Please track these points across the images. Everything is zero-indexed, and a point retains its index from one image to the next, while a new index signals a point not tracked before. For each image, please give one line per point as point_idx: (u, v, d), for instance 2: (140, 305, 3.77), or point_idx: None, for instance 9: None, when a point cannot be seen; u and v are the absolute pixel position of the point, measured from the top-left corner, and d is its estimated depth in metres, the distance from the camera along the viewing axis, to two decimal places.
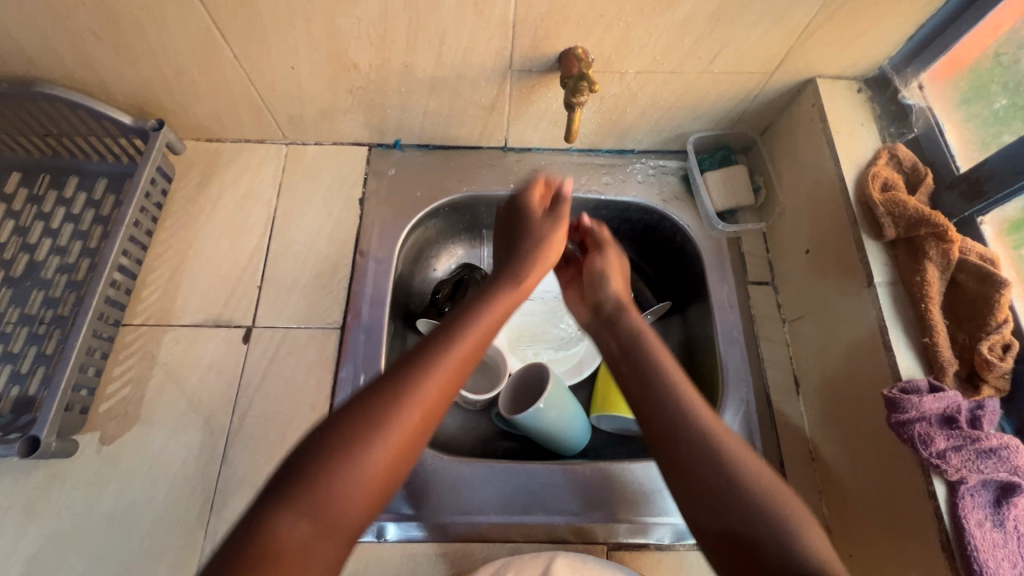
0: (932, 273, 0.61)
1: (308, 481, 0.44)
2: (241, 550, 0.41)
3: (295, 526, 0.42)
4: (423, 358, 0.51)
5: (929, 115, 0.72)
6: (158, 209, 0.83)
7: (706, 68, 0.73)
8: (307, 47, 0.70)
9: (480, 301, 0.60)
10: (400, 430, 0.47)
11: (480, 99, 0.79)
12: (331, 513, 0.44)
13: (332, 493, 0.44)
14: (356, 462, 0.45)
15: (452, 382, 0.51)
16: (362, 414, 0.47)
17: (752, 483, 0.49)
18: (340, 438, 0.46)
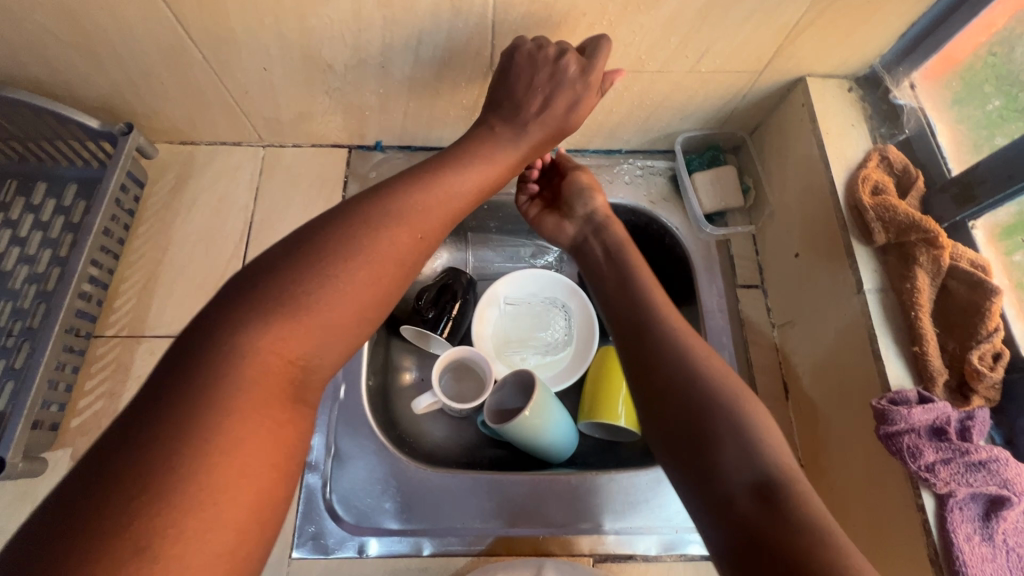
0: (922, 280, 0.60)
1: (287, 310, 0.46)
2: (208, 351, 0.43)
3: (277, 348, 0.45)
4: (398, 197, 0.54)
5: (920, 115, 0.70)
6: (130, 215, 0.80)
7: (694, 67, 0.71)
8: (279, 48, 0.67)
9: (454, 162, 0.62)
10: (374, 270, 0.50)
11: (462, 100, 0.77)
12: (305, 327, 0.46)
13: (307, 308, 0.46)
14: (332, 278, 0.48)
15: (428, 226, 0.55)
16: (338, 249, 0.49)
17: (723, 400, 0.53)
18: (318, 268, 0.47)
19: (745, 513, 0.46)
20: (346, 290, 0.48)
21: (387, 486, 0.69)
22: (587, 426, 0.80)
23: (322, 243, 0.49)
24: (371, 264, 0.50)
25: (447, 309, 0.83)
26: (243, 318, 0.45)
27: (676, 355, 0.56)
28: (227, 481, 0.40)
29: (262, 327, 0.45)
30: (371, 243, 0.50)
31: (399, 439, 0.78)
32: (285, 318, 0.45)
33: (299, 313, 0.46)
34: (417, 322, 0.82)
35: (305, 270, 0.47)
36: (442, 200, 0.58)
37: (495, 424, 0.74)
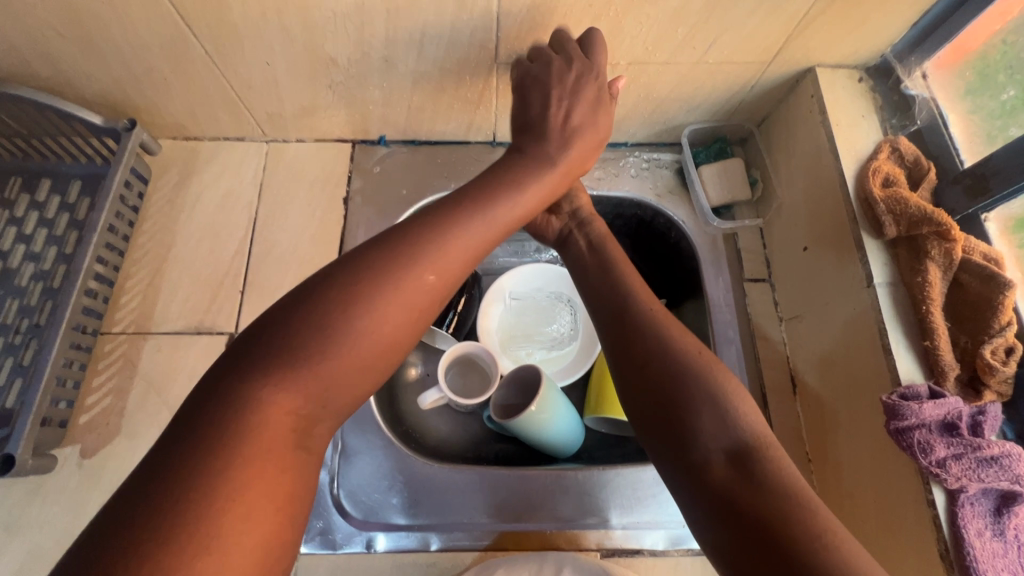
0: (934, 273, 0.59)
1: (298, 359, 0.44)
2: (219, 410, 0.41)
3: (289, 404, 0.43)
4: (417, 237, 0.51)
5: (932, 106, 0.69)
6: (135, 212, 0.80)
7: (701, 58, 0.70)
8: (282, 42, 0.67)
9: (483, 193, 0.57)
10: (391, 317, 0.47)
11: (466, 93, 0.76)
12: (323, 385, 0.44)
13: (324, 367, 0.44)
14: (347, 336, 0.45)
15: (452, 266, 0.51)
16: (355, 294, 0.46)
17: (696, 368, 0.51)
18: (331, 317, 0.45)
19: (723, 481, 0.45)
20: (360, 339, 0.45)
21: (394, 481, 0.69)
22: (594, 420, 0.80)
23: (340, 287, 0.46)
24: (389, 310, 0.47)
25: (452, 304, 0.83)
26: (256, 369, 0.43)
27: (654, 329, 0.55)
28: (230, 538, 0.37)
29: (274, 379, 0.43)
30: (390, 288, 0.47)
31: (405, 434, 0.78)
32: (296, 367, 0.43)
33: (313, 362, 0.44)
34: None
35: (317, 326, 0.44)
36: (470, 233, 0.53)
37: (501, 420, 0.74)
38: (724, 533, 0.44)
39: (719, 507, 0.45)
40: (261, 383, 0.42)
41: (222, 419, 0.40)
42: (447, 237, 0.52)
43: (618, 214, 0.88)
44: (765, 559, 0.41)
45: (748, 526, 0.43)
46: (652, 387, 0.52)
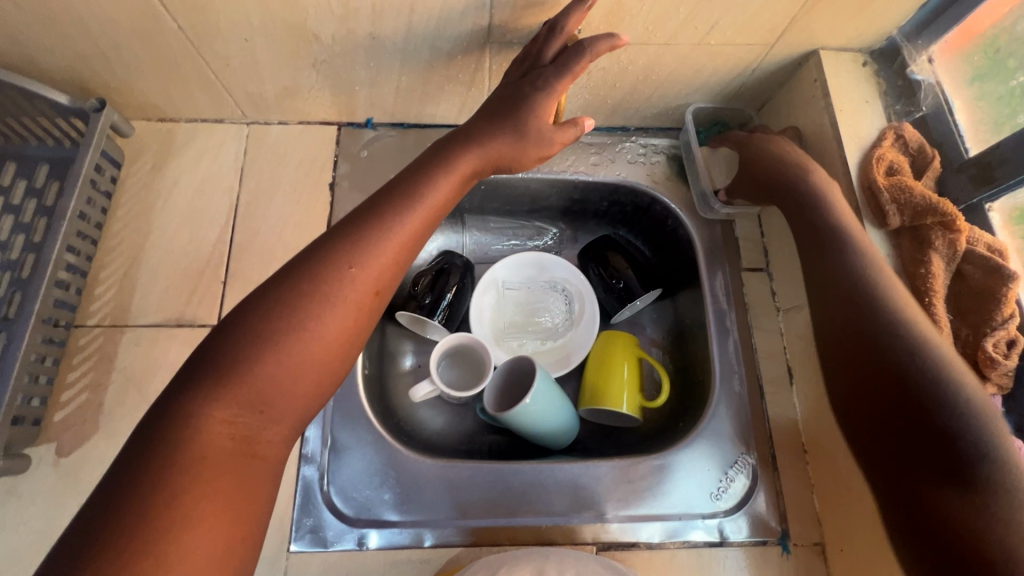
0: (938, 265, 0.58)
1: (233, 371, 0.42)
2: (164, 430, 0.40)
3: (229, 414, 0.41)
4: (351, 237, 0.49)
5: (938, 92, 0.67)
6: (107, 198, 0.76)
7: (703, 39, 0.67)
8: (262, 18, 0.63)
9: (419, 184, 0.55)
10: (329, 321, 0.46)
11: (457, 74, 0.73)
12: (266, 394, 0.43)
13: (264, 375, 0.43)
14: (285, 342, 0.44)
15: (391, 265, 0.50)
16: (290, 300, 0.45)
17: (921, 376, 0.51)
18: (265, 326, 0.44)
19: (937, 499, 0.47)
20: (297, 346, 0.44)
21: (386, 477, 0.68)
22: (589, 412, 0.79)
23: (273, 295, 0.46)
24: (326, 313, 0.46)
25: (444, 293, 0.80)
26: (188, 386, 0.42)
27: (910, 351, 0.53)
28: (184, 550, 0.36)
29: (210, 393, 0.41)
30: (324, 290, 0.46)
31: (397, 428, 0.77)
32: (231, 379, 0.42)
33: (248, 372, 0.42)
34: (413, 308, 0.79)
35: (253, 336, 0.44)
36: (409, 230, 0.52)
37: (495, 413, 0.72)
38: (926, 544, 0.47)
39: (925, 521, 0.48)
40: (201, 396, 0.41)
41: (163, 436, 0.40)
42: (386, 235, 0.50)
43: (613, 201, 0.86)
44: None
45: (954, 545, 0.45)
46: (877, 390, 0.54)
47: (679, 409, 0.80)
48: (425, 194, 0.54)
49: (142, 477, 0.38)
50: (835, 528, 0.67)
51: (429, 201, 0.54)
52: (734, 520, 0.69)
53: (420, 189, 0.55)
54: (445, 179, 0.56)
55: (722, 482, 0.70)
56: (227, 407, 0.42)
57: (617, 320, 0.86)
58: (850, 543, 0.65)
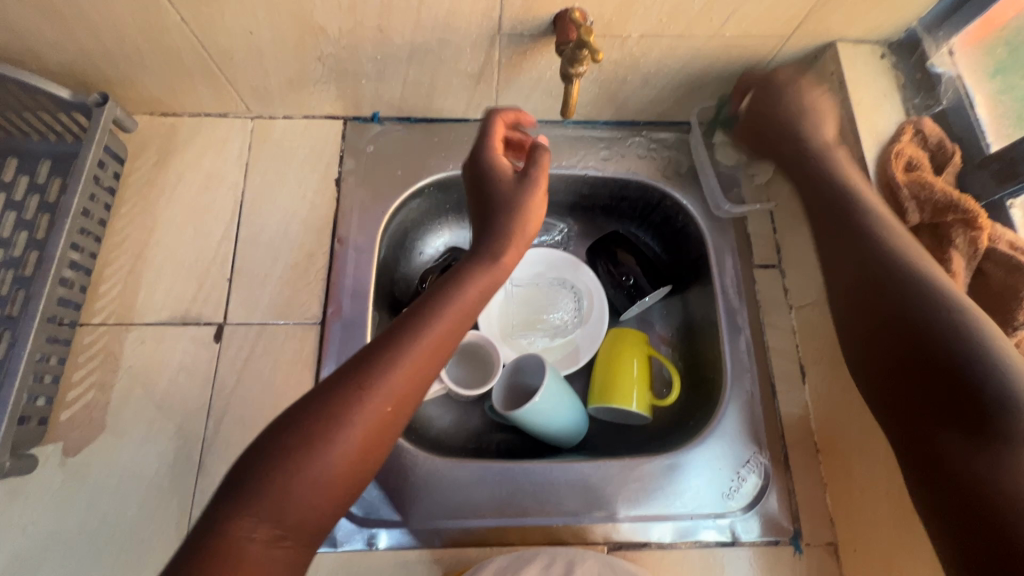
0: (958, 262, 0.57)
1: (255, 489, 0.40)
2: (198, 545, 0.38)
3: (252, 535, 0.39)
4: (384, 352, 0.47)
5: (958, 85, 0.66)
6: (111, 194, 0.75)
7: (718, 31, 0.66)
8: (267, 9, 0.61)
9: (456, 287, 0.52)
10: (347, 445, 0.43)
11: (465, 67, 0.71)
12: (287, 520, 0.41)
13: (286, 501, 0.40)
14: (307, 472, 0.41)
15: (414, 380, 0.47)
16: (311, 424, 0.43)
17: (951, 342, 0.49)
18: (286, 449, 0.42)
19: (953, 459, 0.46)
20: (315, 471, 0.41)
21: (395, 476, 0.67)
22: (597, 410, 0.78)
23: (298, 415, 0.43)
24: (344, 438, 0.43)
25: None
26: (220, 502, 0.40)
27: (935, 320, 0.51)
28: None
29: (233, 507, 0.40)
30: (349, 414, 0.44)
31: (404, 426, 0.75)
32: (258, 495, 0.40)
33: (270, 493, 0.40)
34: None
35: (277, 462, 0.41)
36: (436, 343, 0.49)
37: (504, 411, 0.71)
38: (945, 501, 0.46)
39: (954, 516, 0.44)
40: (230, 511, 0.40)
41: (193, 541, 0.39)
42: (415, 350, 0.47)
43: (622, 197, 0.84)
44: (981, 533, 0.42)
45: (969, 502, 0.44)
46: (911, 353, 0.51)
47: (689, 407, 0.80)
48: (459, 301, 0.51)
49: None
50: (848, 528, 0.67)
51: (456, 306, 0.51)
52: (745, 521, 0.68)
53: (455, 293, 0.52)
54: (469, 283, 0.53)
55: (734, 482, 0.69)
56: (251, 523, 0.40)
57: (626, 316, 0.85)
58: (864, 543, 0.64)
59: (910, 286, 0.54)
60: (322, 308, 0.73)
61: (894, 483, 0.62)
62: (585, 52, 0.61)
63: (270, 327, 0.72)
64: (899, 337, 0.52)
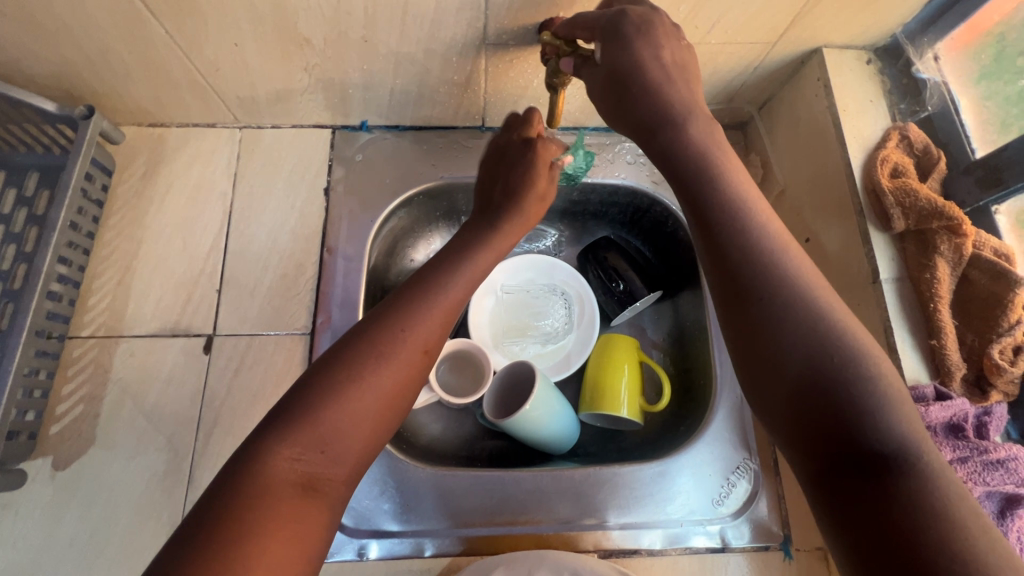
0: (943, 269, 0.57)
1: (309, 414, 0.44)
2: (240, 471, 0.41)
3: (296, 455, 0.42)
4: (412, 297, 0.53)
5: (944, 90, 0.66)
6: (99, 206, 0.75)
7: (704, 38, 0.65)
8: (251, 22, 0.61)
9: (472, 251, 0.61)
10: (388, 378, 0.48)
11: (452, 76, 0.71)
12: (332, 446, 0.44)
13: (330, 426, 0.44)
14: (350, 397, 0.45)
15: (441, 326, 0.53)
16: (357, 355, 0.47)
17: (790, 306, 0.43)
18: (339, 379, 0.46)
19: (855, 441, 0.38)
20: (364, 396, 0.46)
21: (386, 487, 0.67)
22: (589, 416, 0.79)
23: (344, 354, 0.48)
24: (389, 367, 0.48)
25: None
26: (266, 429, 0.43)
27: (808, 327, 0.42)
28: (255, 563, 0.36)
29: (278, 435, 0.43)
30: (385, 346, 0.48)
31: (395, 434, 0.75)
32: (303, 419, 0.44)
33: (315, 418, 0.44)
34: None
35: (322, 392, 0.45)
36: (456, 291, 0.56)
37: (495, 419, 0.72)
38: (840, 516, 0.37)
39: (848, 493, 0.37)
40: (273, 437, 0.43)
41: (242, 482, 0.40)
42: (439, 295, 0.54)
43: (612, 203, 0.85)
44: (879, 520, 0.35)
45: (876, 535, 0.35)
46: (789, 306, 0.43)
47: (679, 412, 0.80)
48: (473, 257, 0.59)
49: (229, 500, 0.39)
50: None
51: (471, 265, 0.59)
52: (736, 526, 0.68)
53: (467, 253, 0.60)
54: (481, 245, 0.61)
55: (724, 488, 0.69)
56: (292, 446, 0.43)
57: (617, 321, 0.86)
58: None
59: (738, 247, 0.46)
60: (311, 320, 0.73)
61: None
62: (553, 63, 0.63)
63: (259, 339, 0.72)
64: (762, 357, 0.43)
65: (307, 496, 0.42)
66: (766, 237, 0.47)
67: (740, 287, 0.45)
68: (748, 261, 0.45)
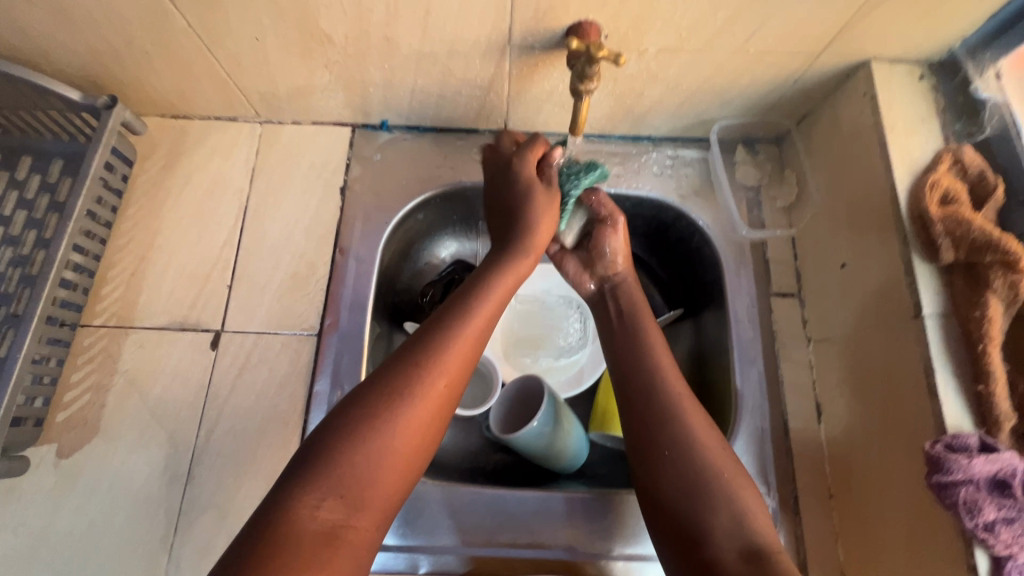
0: (995, 308, 0.52)
1: (332, 460, 0.45)
2: (267, 521, 0.42)
3: (320, 506, 0.43)
4: (434, 336, 0.52)
5: (1005, 111, 0.60)
6: (118, 196, 0.75)
7: (741, 47, 0.62)
8: (271, 16, 0.60)
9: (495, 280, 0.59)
10: (411, 422, 0.48)
11: (474, 78, 0.69)
12: (357, 494, 0.44)
13: (353, 474, 0.45)
14: (374, 444, 0.46)
15: (464, 364, 0.52)
16: (379, 397, 0.48)
17: (672, 403, 0.56)
18: (363, 423, 0.46)
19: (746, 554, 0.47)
20: (387, 444, 0.46)
21: None
22: (599, 436, 0.77)
23: (364, 397, 0.48)
24: (412, 411, 0.48)
25: None
26: (292, 478, 0.44)
27: (682, 437, 0.54)
28: None
29: (301, 486, 0.44)
30: (407, 389, 0.49)
31: None
32: (328, 467, 0.44)
33: (339, 466, 0.45)
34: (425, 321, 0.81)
35: (345, 438, 0.46)
36: (478, 327, 0.55)
37: (502, 434, 0.70)
38: None
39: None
40: (298, 486, 0.44)
41: (264, 529, 0.41)
42: (460, 332, 0.53)
43: (635, 215, 0.81)
44: None
45: None
46: (657, 398, 0.56)
47: None
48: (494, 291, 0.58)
49: (257, 551, 0.40)
50: None
51: (494, 297, 0.57)
52: None
53: (490, 285, 0.58)
54: (507, 278, 0.59)
55: None
56: (315, 493, 0.43)
57: None
58: None
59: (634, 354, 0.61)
60: (319, 321, 0.72)
61: (912, 544, 0.54)
62: (596, 66, 0.59)
63: (265, 337, 0.71)
64: (641, 436, 0.55)
65: (331, 548, 0.42)
66: (654, 346, 0.62)
67: (632, 385, 0.59)
68: (638, 360, 0.60)
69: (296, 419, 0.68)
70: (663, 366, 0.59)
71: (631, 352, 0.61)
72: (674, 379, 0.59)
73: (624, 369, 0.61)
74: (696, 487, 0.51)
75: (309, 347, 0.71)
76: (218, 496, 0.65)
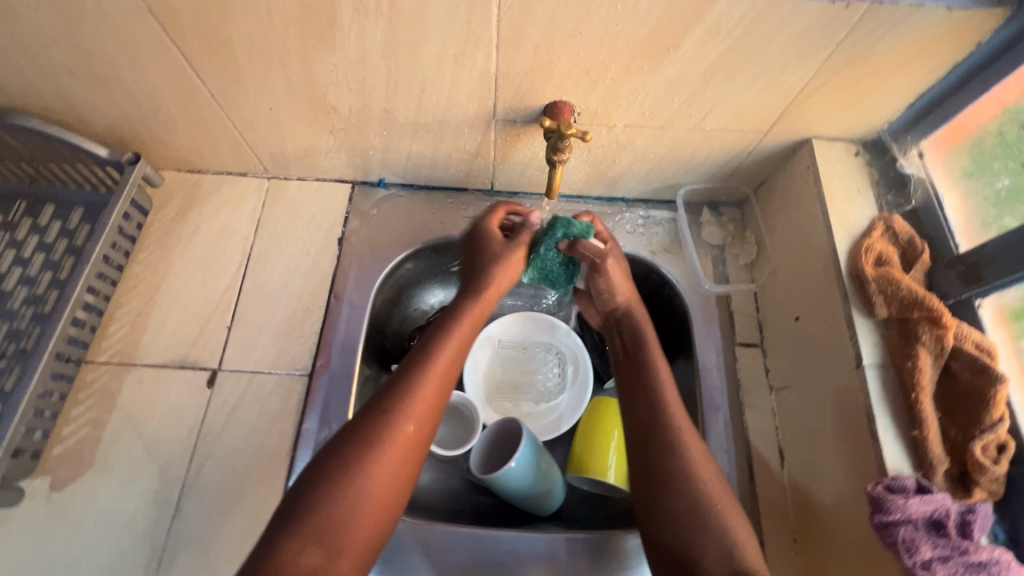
0: (925, 360, 0.57)
1: (310, 508, 0.49)
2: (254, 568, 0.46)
3: (302, 552, 0.47)
4: (403, 385, 0.57)
5: (929, 186, 0.68)
6: (132, 242, 0.81)
7: (698, 124, 0.71)
8: (286, 91, 0.69)
9: (453, 327, 0.64)
10: (384, 467, 0.52)
11: (463, 145, 0.77)
12: (335, 539, 0.49)
13: (333, 521, 0.49)
14: (351, 491, 0.50)
15: (431, 409, 0.57)
16: (354, 447, 0.52)
17: (679, 439, 0.60)
18: (341, 472, 0.51)
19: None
20: (362, 490, 0.51)
21: None
22: (576, 479, 0.79)
23: (342, 447, 0.52)
24: (384, 457, 0.52)
25: None
26: (277, 527, 0.49)
27: (687, 471, 0.58)
28: None
29: (286, 534, 0.48)
30: (379, 438, 0.53)
31: None
32: (308, 516, 0.49)
33: (319, 513, 0.49)
34: None
35: (325, 486, 0.50)
36: (442, 374, 0.60)
37: (481, 475, 0.72)
38: None
39: None
40: (282, 536, 0.48)
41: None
42: (425, 381, 0.58)
43: None
44: None
45: None
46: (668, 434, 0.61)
47: None
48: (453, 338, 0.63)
49: None
50: None
51: (453, 345, 0.63)
52: None
53: (449, 334, 0.63)
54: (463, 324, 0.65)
55: None
56: (298, 541, 0.48)
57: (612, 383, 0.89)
58: None
59: (645, 391, 0.65)
60: (311, 361, 0.76)
61: None
62: (566, 141, 0.68)
63: (259, 376, 0.75)
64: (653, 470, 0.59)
65: None
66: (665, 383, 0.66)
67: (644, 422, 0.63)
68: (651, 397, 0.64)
69: (284, 456, 0.71)
70: (674, 403, 0.64)
71: (643, 388, 0.66)
72: (683, 417, 0.63)
73: (637, 407, 0.65)
74: (694, 516, 0.55)
75: (301, 387, 0.75)
76: (203, 532, 0.67)
